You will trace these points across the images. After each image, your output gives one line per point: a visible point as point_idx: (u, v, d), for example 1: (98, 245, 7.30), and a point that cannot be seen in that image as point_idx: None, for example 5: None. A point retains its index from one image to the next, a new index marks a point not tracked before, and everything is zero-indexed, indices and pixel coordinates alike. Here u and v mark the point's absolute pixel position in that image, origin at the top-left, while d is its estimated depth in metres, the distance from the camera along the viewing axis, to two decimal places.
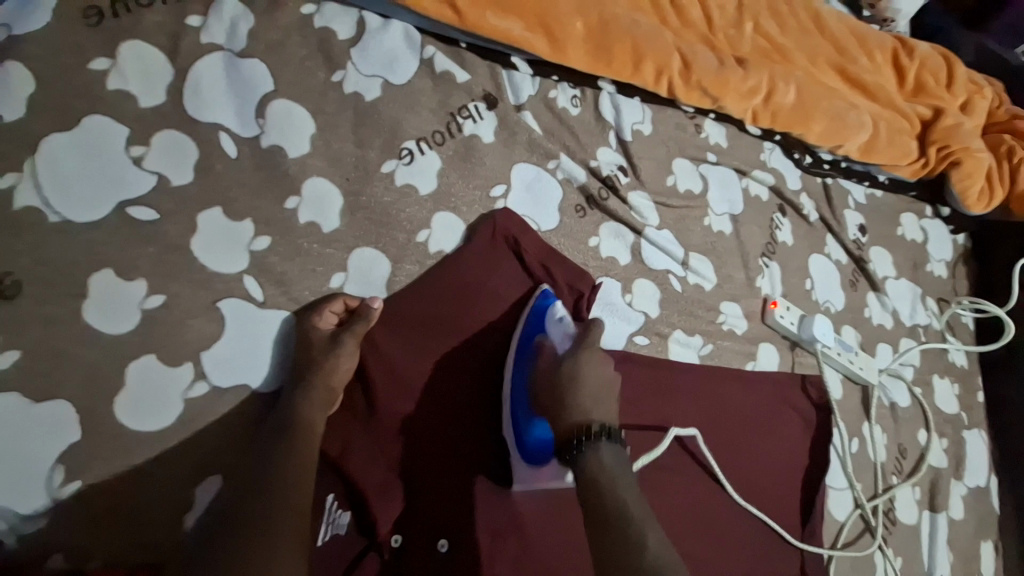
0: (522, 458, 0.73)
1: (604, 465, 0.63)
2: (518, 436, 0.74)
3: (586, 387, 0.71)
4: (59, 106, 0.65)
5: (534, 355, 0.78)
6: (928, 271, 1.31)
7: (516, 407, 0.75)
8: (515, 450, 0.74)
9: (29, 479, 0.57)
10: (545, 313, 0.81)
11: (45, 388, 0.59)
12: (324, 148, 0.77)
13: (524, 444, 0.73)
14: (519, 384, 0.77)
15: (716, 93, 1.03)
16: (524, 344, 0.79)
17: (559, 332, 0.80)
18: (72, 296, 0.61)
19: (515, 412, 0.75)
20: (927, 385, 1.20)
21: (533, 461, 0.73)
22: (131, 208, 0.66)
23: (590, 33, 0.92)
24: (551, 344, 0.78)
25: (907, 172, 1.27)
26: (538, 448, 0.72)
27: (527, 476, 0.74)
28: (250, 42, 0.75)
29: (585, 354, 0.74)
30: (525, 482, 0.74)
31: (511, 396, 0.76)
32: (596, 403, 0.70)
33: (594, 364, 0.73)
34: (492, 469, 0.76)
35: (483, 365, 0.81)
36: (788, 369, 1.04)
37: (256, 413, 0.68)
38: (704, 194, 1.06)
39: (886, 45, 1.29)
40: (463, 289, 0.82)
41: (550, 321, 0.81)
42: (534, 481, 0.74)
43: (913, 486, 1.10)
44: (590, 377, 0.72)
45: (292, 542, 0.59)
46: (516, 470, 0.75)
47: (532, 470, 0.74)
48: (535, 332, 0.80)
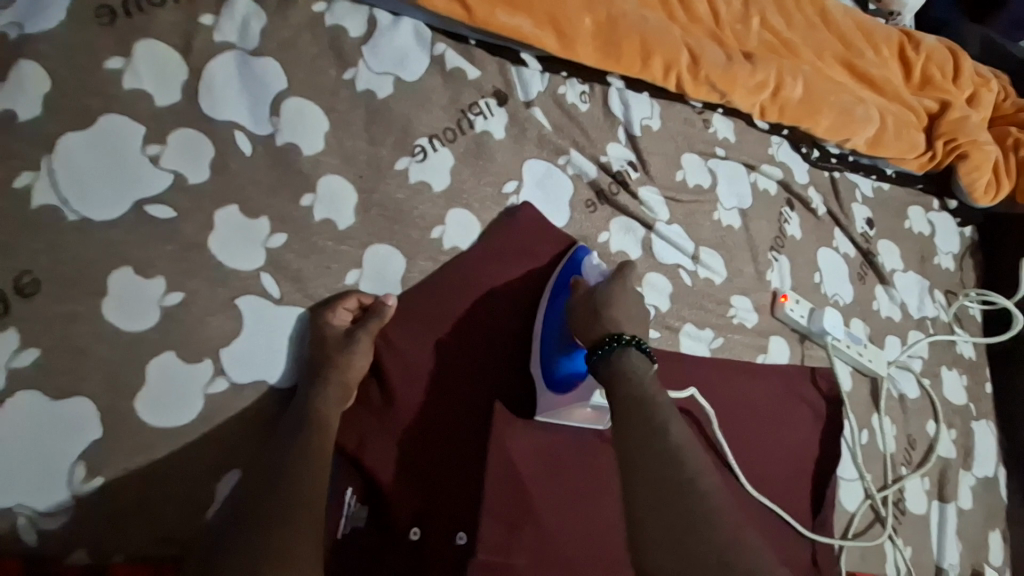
0: (548, 383, 0.78)
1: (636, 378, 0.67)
2: (547, 359, 0.78)
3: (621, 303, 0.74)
4: (76, 105, 0.65)
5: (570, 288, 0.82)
6: (935, 264, 1.32)
7: (550, 335, 0.80)
8: (541, 374, 0.78)
9: (52, 475, 0.58)
10: (582, 260, 0.84)
11: (67, 385, 0.59)
12: (336, 146, 0.77)
13: (553, 373, 0.78)
14: (552, 314, 0.81)
15: (724, 88, 1.03)
16: (562, 284, 0.83)
17: (597, 271, 0.83)
18: (91, 294, 0.62)
19: (547, 337, 0.80)
20: (936, 377, 1.20)
21: (560, 386, 0.77)
22: (149, 206, 0.66)
23: (599, 29, 0.92)
24: (586, 279, 0.81)
25: (915, 165, 1.27)
26: (566, 375, 0.77)
27: (551, 400, 0.77)
28: (262, 41, 0.76)
29: (620, 279, 0.78)
30: (548, 406, 0.77)
31: (544, 323, 0.81)
32: (626, 318, 0.74)
33: (630, 288, 0.77)
34: (518, 398, 0.80)
35: (517, 304, 0.84)
36: (798, 362, 1.05)
37: (274, 409, 0.69)
38: (712, 188, 1.06)
39: (892, 38, 1.29)
40: (478, 280, 0.83)
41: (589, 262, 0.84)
42: (557, 407, 0.77)
43: (923, 478, 1.10)
44: (625, 297, 0.75)
45: (306, 538, 0.59)
46: (540, 397, 0.78)
47: (557, 394, 0.77)
48: (572, 273, 0.83)
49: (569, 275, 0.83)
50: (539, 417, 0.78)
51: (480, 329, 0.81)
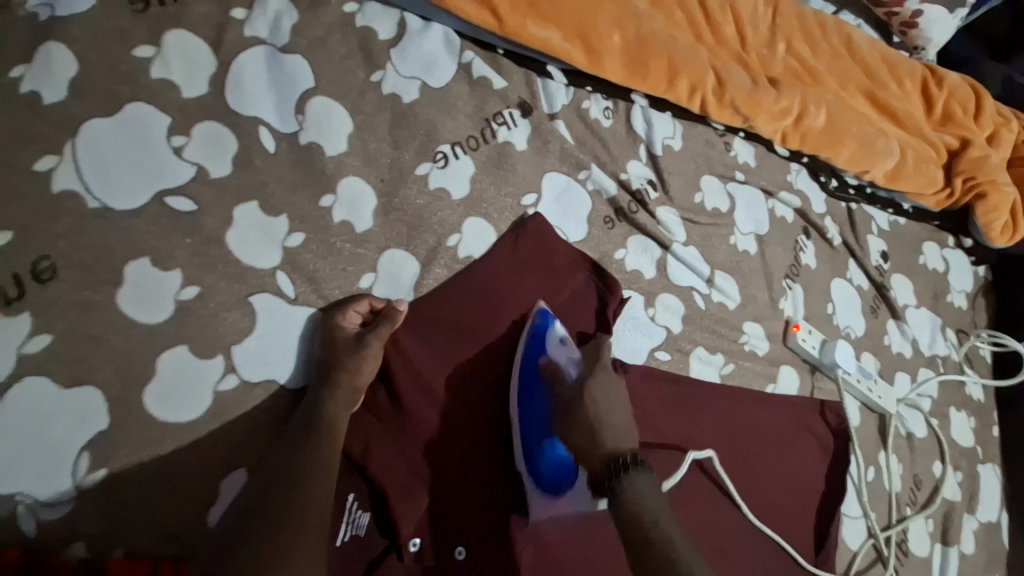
0: (539, 485, 0.74)
1: (643, 500, 0.63)
2: (534, 463, 0.74)
3: (606, 411, 0.71)
4: (105, 92, 0.65)
5: (543, 379, 0.77)
6: (948, 302, 1.31)
7: (531, 435, 0.75)
8: (530, 480, 0.74)
9: (54, 465, 0.57)
10: (547, 334, 0.80)
11: (76, 374, 0.59)
12: (360, 148, 0.77)
13: (539, 472, 0.74)
14: (530, 411, 0.76)
15: (748, 113, 1.03)
16: (529, 367, 0.78)
17: (562, 353, 0.80)
18: (107, 282, 0.61)
19: (529, 442, 0.75)
20: (944, 416, 1.19)
21: (553, 488, 0.74)
22: (170, 197, 0.65)
23: (628, 46, 0.91)
24: (559, 366, 0.78)
25: (932, 202, 1.27)
26: (552, 470, 0.75)
27: (546, 504, 0.74)
28: (293, 38, 0.75)
29: (597, 376, 0.76)
30: (543, 510, 0.74)
31: (523, 424, 0.75)
32: (622, 425, 0.71)
33: (608, 384, 0.75)
34: (509, 498, 0.74)
35: (489, 384, 0.78)
36: (807, 394, 1.04)
37: (284, 406, 0.68)
38: (731, 213, 1.06)
39: (915, 73, 1.29)
40: (483, 301, 0.81)
41: (552, 341, 0.80)
42: (552, 511, 0.74)
43: (926, 518, 1.08)
44: (608, 401, 0.73)
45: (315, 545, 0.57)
46: (532, 499, 0.74)
47: (551, 497, 0.74)
48: (538, 354, 0.79)
49: (539, 361, 0.78)
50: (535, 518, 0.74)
51: (466, 391, 0.77)
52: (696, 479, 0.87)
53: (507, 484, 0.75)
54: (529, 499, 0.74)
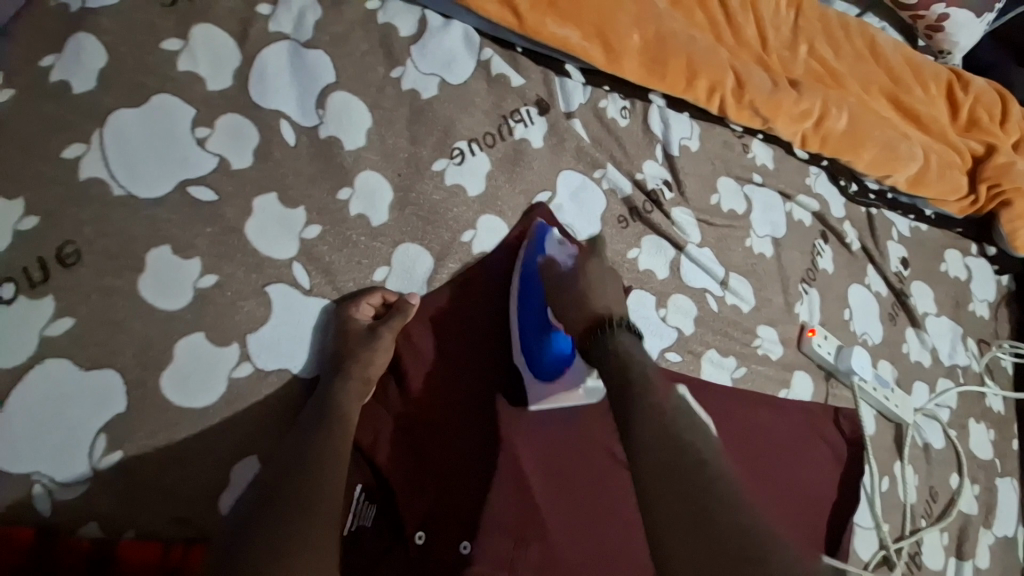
0: (536, 374, 0.77)
1: (633, 354, 0.69)
2: (533, 353, 0.77)
3: (598, 289, 0.74)
4: (132, 83, 0.66)
5: (539, 275, 0.79)
6: (969, 311, 1.28)
7: (528, 327, 0.78)
8: (528, 368, 0.77)
9: (74, 445, 0.58)
10: (545, 237, 0.82)
11: (97, 358, 0.60)
12: (378, 143, 0.77)
13: (537, 362, 0.77)
14: (528, 307, 0.79)
15: (768, 114, 1.02)
16: (528, 266, 0.80)
17: (561, 251, 0.80)
18: (130, 269, 0.63)
19: (527, 336, 0.77)
20: (962, 428, 1.16)
21: (550, 376, 0.77)
22: (192, 188, 0.67)
23: (647, 45, 0.91)
24: (556, 259, 0.79)
25: (955, 209, 1.24)
26: (550, 360, 0.77)
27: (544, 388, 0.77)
28: (315, 34, 0.76)
29: (593, 264, 0.77)
30: (540, 397, 0.77)
31: (520, 319, 0.78)
32: (613, 300, 0.75)
33: (603, 270, 0.77)
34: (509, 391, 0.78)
35: (492, 295, 0.82)
36: (821, 400, 1.02)
37: (297, 398, 0.69)
38: (747, 215, 1.05)
39: (941, 77, 1.26)
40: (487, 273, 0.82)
41: (551, 242, 0.81)
42: (551, 396, 0.77)
43: (941, 531, 1.06)
44: (602, 281, 0.76)
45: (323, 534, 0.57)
46: (530, 387, 0.77)
47: (549, 384, 0.77)
48: (536, 253, 0.80)
49: (537, 258, 0.80)
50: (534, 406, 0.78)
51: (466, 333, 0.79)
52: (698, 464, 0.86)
53: (506, 478, 0.74)
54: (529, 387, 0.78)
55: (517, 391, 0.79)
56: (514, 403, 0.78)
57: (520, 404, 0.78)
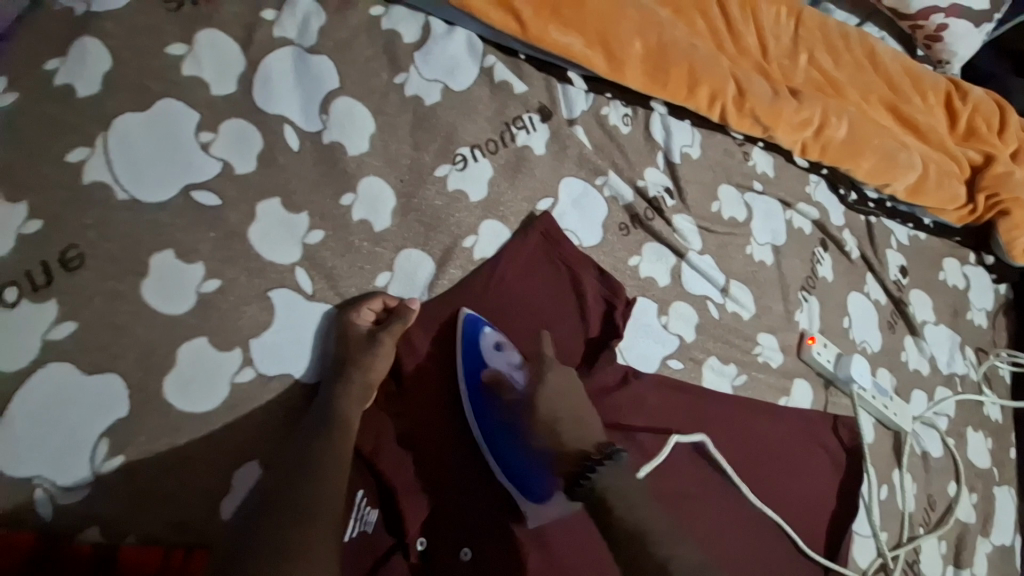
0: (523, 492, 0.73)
1: (613, 480, 0.67)
2: (510, 475, 0.73)
3: (557, 406, 0.74)
4: (137, 87, 0.67)
5: (488, 394, 0.76)
6: (968, 319, 1.28)
7: (494, 451, 0.73)
8: (517, 488, 0.73)
9: (75, 450, 0.58)
10: (481, 347, 0.77)
11: (100, 362, 0.60)
12: (381, 149, 0.78)
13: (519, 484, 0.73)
14: (487, 428, 0.74)
15: (768, 123, 1.02)
16: (473, 386, 0.75)
17: (501, 360, 0.77)
18: (133, 273, 0.63)
19: (498, 456, 0.73)
20: (960, 436, 1.17)
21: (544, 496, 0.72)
22: (196, 192, 0.67)
23: (649, 54, 0.92)
24: (503, 375, 0.76)
25: (954, 217, 1.25)
26: (529, 478, 0.73)
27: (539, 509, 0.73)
28: (320, 39, 0.77)
29: (546, 378, 0.77)
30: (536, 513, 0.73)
31: (487, 443, 0.73)
32: (571, 412, 0.75)
33: (555, 381, 0.77)
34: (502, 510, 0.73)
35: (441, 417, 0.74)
36: (821, 408, 1.03)
37: (299, 400, 0.69)
38: (748, 222, 1.05)
39: (939, 87, 1.27)
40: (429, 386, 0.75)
41: (486, 347, 0.77)
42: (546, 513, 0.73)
43: (939, 539, 1.06)
44: (558, 393, 0.76)
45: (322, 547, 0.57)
46: (523, 505, 0.73)
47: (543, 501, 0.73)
48: (478, 368, 0.76)
49: (477, 374, 0.76)
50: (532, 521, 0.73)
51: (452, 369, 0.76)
52: (691, 473, 0.86)
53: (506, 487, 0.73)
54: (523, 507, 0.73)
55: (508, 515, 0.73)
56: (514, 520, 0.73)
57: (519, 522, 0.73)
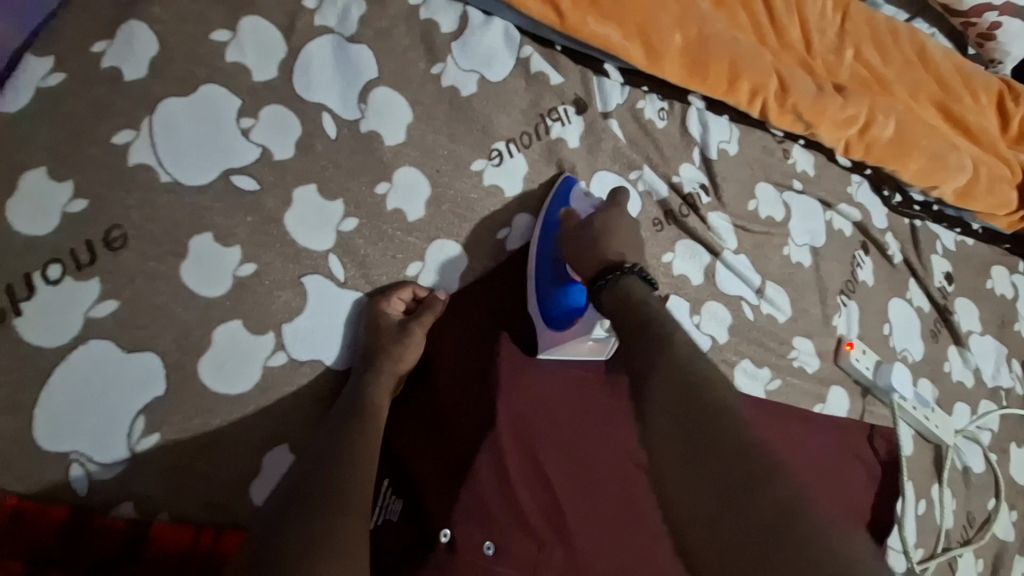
0: (547, 321, 0.78)
1: (640, 298, 0.70)
2: (546, 302, 0.79)
3: (614, 234, 0.76)
4: (181, 73, 0.68)
5: (558, 223, 0.80)
6: (1016, 331, 1.22)
7: (542, 276, 0.79)
8: (539, 314, 0.79)
9: (112, 426, 0.59)
10: (570, 190, 0.83)
11: (139, 341, 0.61)
12: (417, 139, 0.77)
13: (550, 310, 0.78)
14: (547, 253, 0.80)
15: (811, 120, 0.99)
16: (550, 217, 0.81)
17: (585, 203, 0.82)
18: (173, 255, 0.64)
19: (544, 282, 0.79)
20: (1004, 452, 1.11)
21: (559, 325, 0.78)
22: (234, 177, 0.67)
23: (689, 47, 0.89)
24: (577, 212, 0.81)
25: (1003, 223, 1.21)
26: (563, 309, 0.78)
27: (552, 335, 0.78)
28: (359, 28, 0.77)
29: (610, 214, 0.77)
30: (550, 343, 0.78)
31: (536, 264, 0.80)
32: (626, 245, 0.76)
33: (619, 217, 0.78)
34: (518, 332, 0.80)
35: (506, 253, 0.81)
36: (857, 417, 0.99)
37: (328, 389, 0.69)
38: (786, 222, 1.02)
39: (993, 87, 1.21)
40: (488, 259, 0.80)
41: (576, 193, 0.83)
42: (558, 346, 0.78)
43: (976, 557, 1.02)
44: (620, 227, 0.77)
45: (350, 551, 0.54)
46: (541, 334, 0.79)
47: (557, 332, 0.78)
48: (559, 205, 0.82)
49: (559, 209, 0.81)
50: (543, 354, 0.79)
51: (480, 351, 0.77)
52: None
53: (529, 480, 0.73)
54: (539, 332, 0.79)
55: (529, 339, 0.80)
56: (526, 352, 0.79)
57: (531, 354, 0.79)
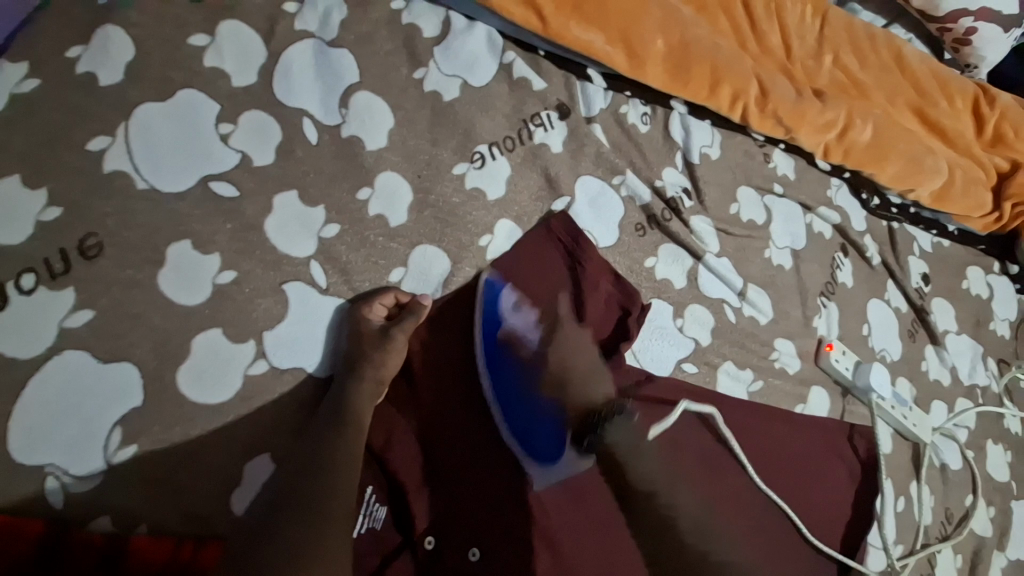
0: (534, 455, 0.73)
1: (627, 432, 0.71)
2: (523, 435, 0.74)
3: (573, 360, 0.78)
4: (158, 78, 0.67)
5: (503, 347, 0.78)
6: (991, 330, 1.25)
7: (507, 408, 0.74)
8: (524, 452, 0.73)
9: (87, 438, 0.58)
10: (500, 303, 0.79)
11: (115, 350, 0.60)
12: (399, 144, 0.77)
13: (534, 443, 0.74)
14: (503, 381, 0.76)
15: (791, 124, 1.01)
16: (490, 341, 0.77)
17: (521, 320, 0.80)
18: (150, 263, 0.63)
19: (511, 416, 0.74)
20: (980, 449, 1.14)
21: (549, 457, 0.74)
22: (213, 183, 0.67)
23: (671, 52, 0.90)
24: (519, 332, 0.79)
25: (979, 225, 1.24)
26: (543, 439, 0.74)
27: (545, 472, 0.73)
28: (340, 33, 0.76)
29: (561, 334, 0.80)
30: (545, 477, 0.73)
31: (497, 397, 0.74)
32: (585, 367, 0.78)
33: (572, 337, 0.80)
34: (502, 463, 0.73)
35: (451, 382, 0.75)
36: (837, 417, 1.01)
37: (310, 396, 0.69)
38: (767, 225, 1.03)
39: (967, 91, 1.23)
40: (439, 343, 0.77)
41: (504, 307, 0.79)
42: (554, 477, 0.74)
43: (954, 552, 1.04)
44: (573, 349, 0.79)
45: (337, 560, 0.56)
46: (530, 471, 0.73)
47: (551, 467, 0.73)
48: (496, 324, 0.78)
49: (497, 329, 0.78)
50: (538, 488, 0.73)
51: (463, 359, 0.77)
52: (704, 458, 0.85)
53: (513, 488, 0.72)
54: (529, 473, 0.73)
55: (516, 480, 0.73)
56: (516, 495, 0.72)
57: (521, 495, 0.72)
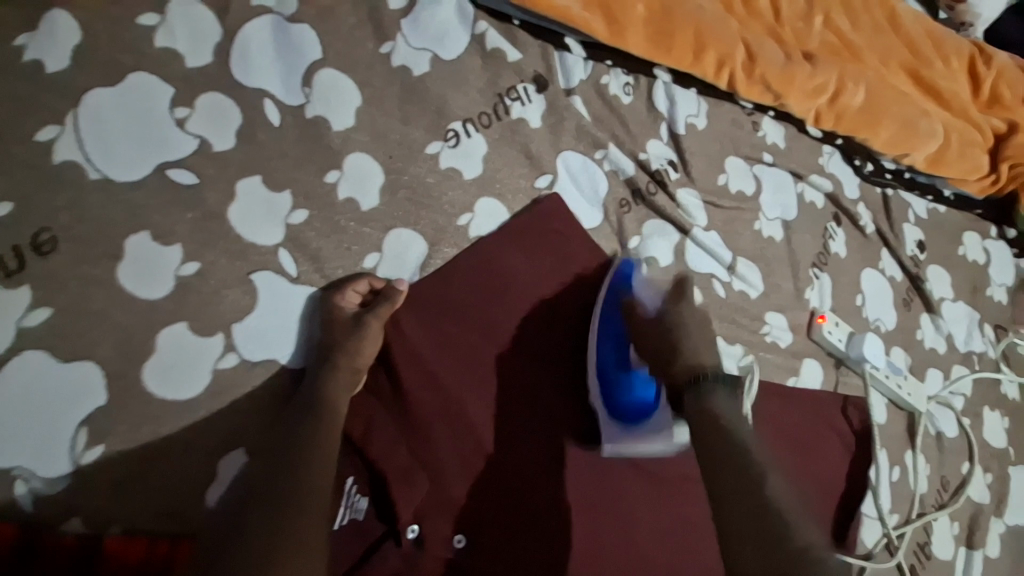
0: (615, 415, 0.75)
1: (725, 407, 0.62)
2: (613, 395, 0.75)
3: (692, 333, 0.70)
4: (107, 61, 0.63)
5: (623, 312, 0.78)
6: (988, 297, 1.23)
7: (610, 366, 0.76)
8: (607, 408, 0.75)
9: (54, 439, 0.57)
10: (627, 277, 0.80)
11: (77, 349, 0.58)
12: (368, 123, 0.74)
13: (619, 403, 0.75)
14: (609, 337, 0.78)
15: (779, 90, 0.97)
16: (612, 304, 0.79)
17: (650, 292, 0.79)
18: (108, 257, 0.60)
19: (608, 374, 0.76)
20: (976, 416, 1.13)
21: (631, 421, 0.75)
22: (171, 171, 0.64)
23: (652, 16, 0.86)
24: (643, 301, 0.77)
25: (975, 188, 1.20)
26: (634, 406, 0.74)
27: (623, 438, 0.75)
28: (300, 7, 0.72)
29: (684, 306, 0.73)
30: (616, 441, 0.75)
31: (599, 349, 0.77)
32: (703, 345, 0.69)
33: (694, 314, 0.73)
34: (513, 365, 0.77)
35: (427, 368, 0.73)
36: (831, 389, 0.99)
37: (284, 389, 0.67)
38: (756, 196, 1.00)
39: (963, 51, 1.19)
40: (417, 331, 0.74)
41: (638, 280, 0.80)
42: (628, 444, 0.75)
43: (951, 520, 1.03)
44: (695, 322, 0.72)
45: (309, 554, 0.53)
46: (606, 429, 0.76)
47: (631, 430, 0.75)
48: (620, 291, 0.79)
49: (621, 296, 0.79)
50: (607, 449, 0.76)
51: (453, 345, 0.75)
52: None
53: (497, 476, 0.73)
54: (606, 432, 0.76)
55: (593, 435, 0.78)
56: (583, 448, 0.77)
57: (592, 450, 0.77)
